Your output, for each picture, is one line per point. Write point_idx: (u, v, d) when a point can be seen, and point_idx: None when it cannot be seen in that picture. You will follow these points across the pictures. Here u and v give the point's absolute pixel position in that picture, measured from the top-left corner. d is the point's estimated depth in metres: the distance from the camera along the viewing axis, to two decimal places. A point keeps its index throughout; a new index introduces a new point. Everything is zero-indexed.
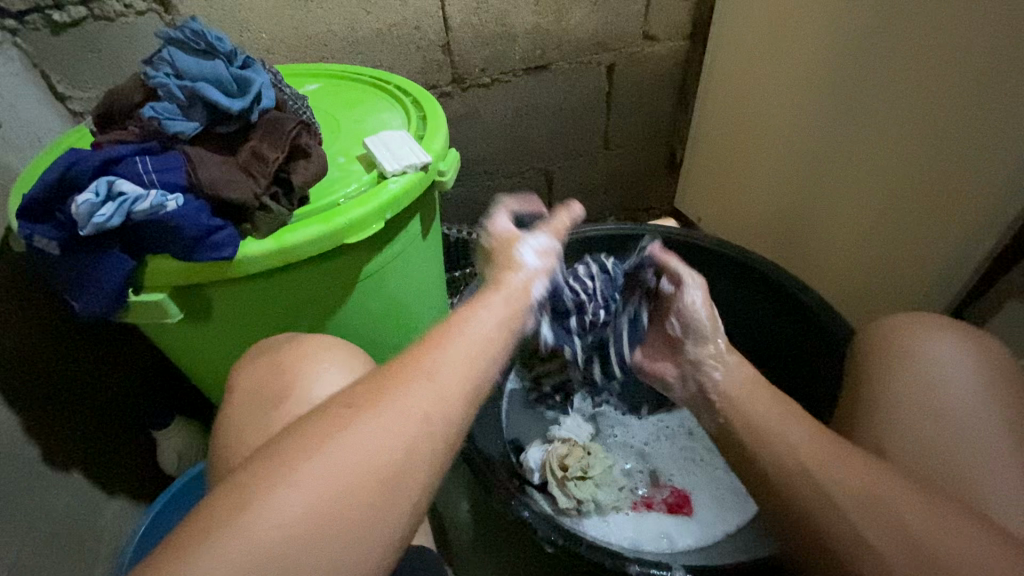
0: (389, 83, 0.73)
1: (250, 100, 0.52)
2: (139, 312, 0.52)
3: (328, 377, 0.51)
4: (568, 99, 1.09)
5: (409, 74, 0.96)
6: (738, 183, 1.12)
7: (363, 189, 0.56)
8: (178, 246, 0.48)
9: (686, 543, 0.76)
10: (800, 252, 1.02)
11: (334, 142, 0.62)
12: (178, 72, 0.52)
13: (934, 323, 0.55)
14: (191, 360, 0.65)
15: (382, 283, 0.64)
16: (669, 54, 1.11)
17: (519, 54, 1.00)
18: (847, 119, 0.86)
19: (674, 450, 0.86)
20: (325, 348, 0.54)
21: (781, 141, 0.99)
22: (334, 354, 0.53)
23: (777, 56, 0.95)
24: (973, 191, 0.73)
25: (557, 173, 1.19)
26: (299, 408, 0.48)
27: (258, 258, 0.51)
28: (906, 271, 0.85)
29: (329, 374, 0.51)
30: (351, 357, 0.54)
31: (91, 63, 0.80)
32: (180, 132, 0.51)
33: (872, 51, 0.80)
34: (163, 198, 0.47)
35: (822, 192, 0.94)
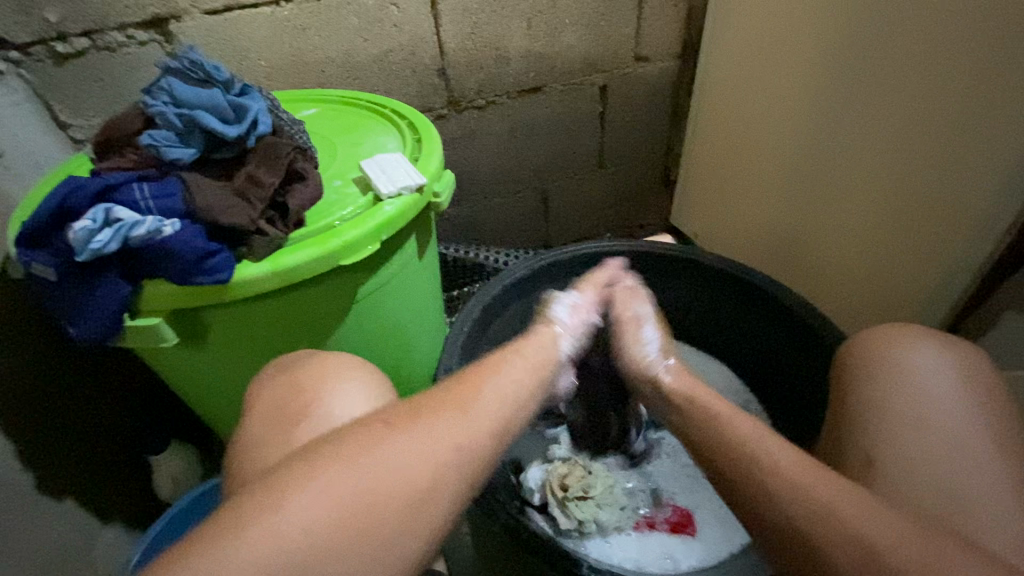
0: (385, 106, 0.74)
1: (246, 126, 0.53)
2: (135, 337, 0.52)
3: (334, 401, 0.51)
4: (562, 120, 1.11)
5: (405, 98, 0.98)
6: (732, 199, 1.13)
7: (358, 212, 0.57)
8: (174, 271, 0.49)
9: (690, 564, 0.75)
10: (796, 266, 1.03)
11: (330, 166, 0.63)
12: (175, 100, 0.53)
13: (924, 341, 0.56)
14: (188, 385, 0.65)
15: (378, 303, 0.64)
16: (660, 75, 1.13)
17: (513, 76, 1.02)
18: (837, 135, 0.88)
19: (676, 467, 0.86)
20: (329, 372, 0.54)
21: (773, 157, 1.01)
22: (339, 378, 0.53)
23: (767, 76, 0.97)
24: (964, 205, 0.74)
25: (553, 192, 1.20)
26: (302, 436, 0.48)
27: (254, 281, 0.51)
28: (901, 284, 0.86)
29: (333, 398, 0.51)
30: (356, 380, 0.53)
31: (93, 92, 0.81)
32: (178, 158, 0.52)
33: (859, 70, 0.81)
34: (159, 223, 0.48)
35: (815, 207, 0.95)
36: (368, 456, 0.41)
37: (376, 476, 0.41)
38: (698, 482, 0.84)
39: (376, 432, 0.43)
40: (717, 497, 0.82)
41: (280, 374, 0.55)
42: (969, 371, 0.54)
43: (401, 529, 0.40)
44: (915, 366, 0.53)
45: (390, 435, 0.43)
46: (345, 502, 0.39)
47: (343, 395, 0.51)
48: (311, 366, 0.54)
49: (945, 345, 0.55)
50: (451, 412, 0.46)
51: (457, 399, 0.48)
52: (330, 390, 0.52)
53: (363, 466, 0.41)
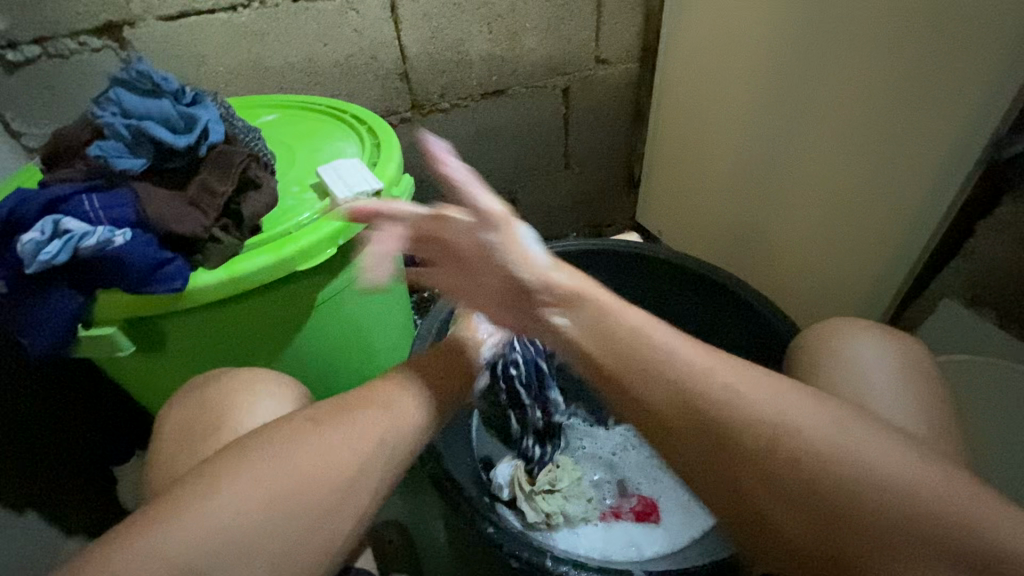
0: (345, 113, 0.75)
1: (197, 135, 0.54)
2: (90, 346, 0.52)
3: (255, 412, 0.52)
4: (526, 121, 1.12)
5: (367, 102, 0.99)
6: (692, 197, 1.16)
7: (314, 218, 0.58)
8: (127, 281, 0.49)
9: (654, 551, 0.77)
10: (753, 262, 1.06)
11: (288, 172, 0.64)
12: (124, 110, 0.54)
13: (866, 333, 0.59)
14: (147, 393, 0.65)
15: (339, 308, 0.65)
16: (622, 76, 1.15)
17: (476, 80, 1.04)
18: (785, 134, 0.91)
19: (640, 459, 0.88)
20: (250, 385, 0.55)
21: (728, 155, 1.04)
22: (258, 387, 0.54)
23: (721, 77, 1.01)
24: (902, 200, 0.79)
25: (519, 192, 1.22)
26: (224, 441, 0.48)
27: (209, 289, 0.52)
28: (848, 276, 0.90)
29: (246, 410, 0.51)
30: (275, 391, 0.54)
31: (45, 99, 0.80)
32: (129, 169, 0.52)
33: (804, 73, 0.85)
34: (111, 233, 0.48)
35: (768, 204, 0.99)
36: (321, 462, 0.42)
37: (318, 475, 0.41)
38: (661, 472, 0.87)
39: (315, 433, 0.43)
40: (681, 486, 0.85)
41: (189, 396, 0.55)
42: (904, 355, 0.56)
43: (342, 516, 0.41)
44: (854, 353, 0.56)
45: (339, 437, 0.43)
46: (287, 499, 0.40)
47: (260, 404, 0.52)
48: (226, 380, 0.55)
49: (881, 330, 0.58)
50: (406, 411, 0.47)
51: (402, 394, 0.49)
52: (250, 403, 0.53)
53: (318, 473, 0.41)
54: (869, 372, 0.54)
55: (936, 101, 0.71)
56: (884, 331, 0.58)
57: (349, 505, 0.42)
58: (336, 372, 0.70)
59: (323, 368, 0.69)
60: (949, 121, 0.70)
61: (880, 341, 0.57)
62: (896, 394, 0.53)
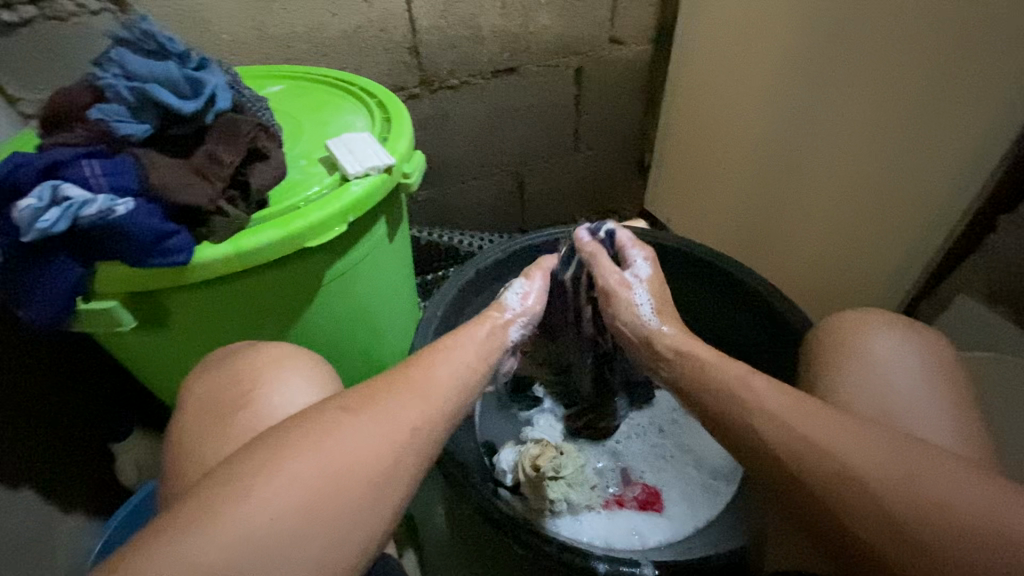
0: (354, 85, 0.72)
1: (203, 102, 0.51)
2: (89, 320, 0.50)
3: (279, 392, 0.50)
4: (537, 101, 1.09)
5: (375, 76, 0.95)
6: (704, 185, 1.14)
7: (325, 193, 0.55)
8: (129, 252, 0.47)
9: (656, 540, 0.77)
10: (764, 251, 1.04)
11: (295, 145, 0.62)
12: (127, 72, 0.51)
13: (892, 326, 0.57)
14: (149, 369, 0.63)
15: (346, 288, 0.63)
16: (636, 57, 1.12)
17: (487, 56, 1.00)
18: (804, 121, 0.89)
19: (645, 447, 0.87)
20: (267, 359, 0.53)
21: (743, 142, 1.02)
22: (278, 365, 0.52)
23: (739, 60, 0.97)
24: (920, 193, 0.76)
25: (528, 175, 1.19)
26: (234, 426, 0.47)
27: (215, 263, 0.50)
28: (859, 269, 0.88)
29: (267, 392, 0.50)
30: (296, 367, 0.53)
31: (41, 62, 0.77)
32: (130, 135, 0.50)
33: (826, 59, 0.82)
34: (112, 202, 0.46)
35: (782, 194, 0.97)
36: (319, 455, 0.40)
37: (320, 468, 0.39)
38: (666, 461, 0.86)
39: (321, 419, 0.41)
40: (686, 476, 0.84)
41: (208, 370, 0.54)
42: (928, 353, 0.54)
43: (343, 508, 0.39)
44: (877, 351, 0.54)
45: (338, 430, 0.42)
46: (287, 490, 0.38)
47: (279, 385, 0.51)
48: (241, 356, 0.54)
49: (902, 327, 0.57)
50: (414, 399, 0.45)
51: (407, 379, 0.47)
52: (273, 380, 0.51)
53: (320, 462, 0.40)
54: (890, 369, 0.53)
55: (964, 90, 0.68)
56: (905, 328, 0.56)
57: (354, 494, 0.40)
58: (341, 355, 0.69)
59: (329, 349, 0.67)
60: (979, 110, 0.67)
61: (903, 338, 0.55)
62: (921, 397, 0.51)
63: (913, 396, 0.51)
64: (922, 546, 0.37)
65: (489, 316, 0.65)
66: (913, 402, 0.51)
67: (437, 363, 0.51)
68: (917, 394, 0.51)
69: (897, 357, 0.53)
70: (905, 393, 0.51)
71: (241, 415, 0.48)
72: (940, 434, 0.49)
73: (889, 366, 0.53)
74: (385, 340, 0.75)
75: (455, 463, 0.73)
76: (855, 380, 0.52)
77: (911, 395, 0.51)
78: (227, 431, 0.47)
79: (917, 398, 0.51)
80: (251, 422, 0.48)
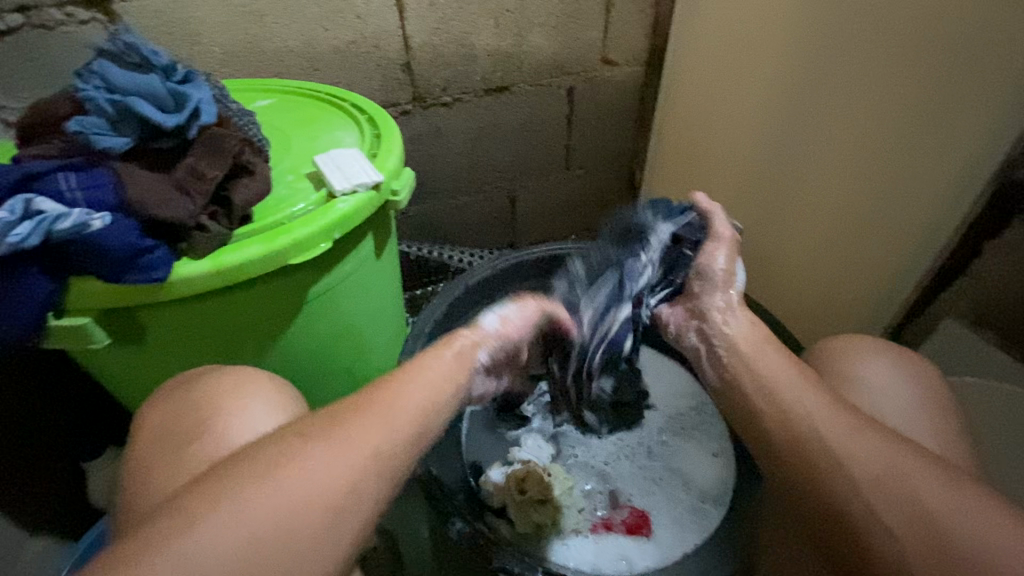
0: (344, 100, 0.72)
1: (186, 115, 0.51)
2: (60, 336, 0.49)
3: (256, 417, 0.49)
4: (529, 119, 1.10)
5: (368, 92, 0.95)
6: (693, 206, 1.15)
7: (310, 208, 0.54)
8: (104, 268, 0.46)
9: (645, 565, 0.75)
10: (752, 272, 1.05)
11: (282, 160, 0.61)
12: (109, 85, 0.50)
13: (883, 352, 0.56)
14: (122, 386, 0.61)
15: (330, 305, 0.62)
16: (628, 79, 1.13)
17: (480, 74, 1.01)
18: (792, 145, 0.90)
19: (634, 469, 0.86)
20: (246, 383, 0.52)
21: (731, 164, 1.03)
22: (255, 389, 0.51)
23: (728, 85, 0.99)
24: (905, 220, 0.77)
25: (519, 192, 1.19)
26: (208, 449, 0.46)
27: (194, 279, 0.48)
28: (847, 292, 0.88)
29: (244, 420, 0.49)
30: (268, 394, 0.51)
31: (27, 70, 0.76)
32: (109, 147, 0.49)
33: (813, 85, 0.84)
34: (87, 216, 0.45)
35: (770, 216, 0.97)
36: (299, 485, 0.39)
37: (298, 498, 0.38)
38: (655, 483, 0.84)
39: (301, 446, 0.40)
40: (675, 499, 0.82)
41: (182, 389, 0.52)
42: (918, 380, 0.54)
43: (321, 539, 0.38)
44: (867, 376, 0.54)
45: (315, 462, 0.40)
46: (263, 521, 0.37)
47: (255, 409, 0.49)
48: (218, 376, 0.52)
49: (892, 353, 0.56)
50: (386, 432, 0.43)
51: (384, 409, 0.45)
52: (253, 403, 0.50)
53: (297, 493, 0.39)
54: (879, 396, 0.52)
55: (948, 120, 0.69)
56: (894, 354, 0.56)
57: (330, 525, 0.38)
58: (325, 374, 0.67)
59: (312, 368, 0.66)
60: (962, 138, 0.68)
61: (894, 364, 0.55)
62: (912, 424, 0.50)
63: (906, 423, 0.50)
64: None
65: (456, 335, 0.58)
66: (905, 431, 0.50)
67: (421, 386, 0.50)
68: (907, 422, 0.50)
69: (888, 383, 0.53)
70: (896, 420, 0.50)
71: (214, 440, 0.47)
72: (934, 464, 0.48)
73: (878, 392, 0.52)
74: (372, 358, 0.73)
75: (439, 483, 0.72)
76: (852, 407, 0.52)
77: (902, 423, 0.50)
78: (200, 455, 0.46)
79: (908, 426, 0.50)
80: (223, 449, 0.46)
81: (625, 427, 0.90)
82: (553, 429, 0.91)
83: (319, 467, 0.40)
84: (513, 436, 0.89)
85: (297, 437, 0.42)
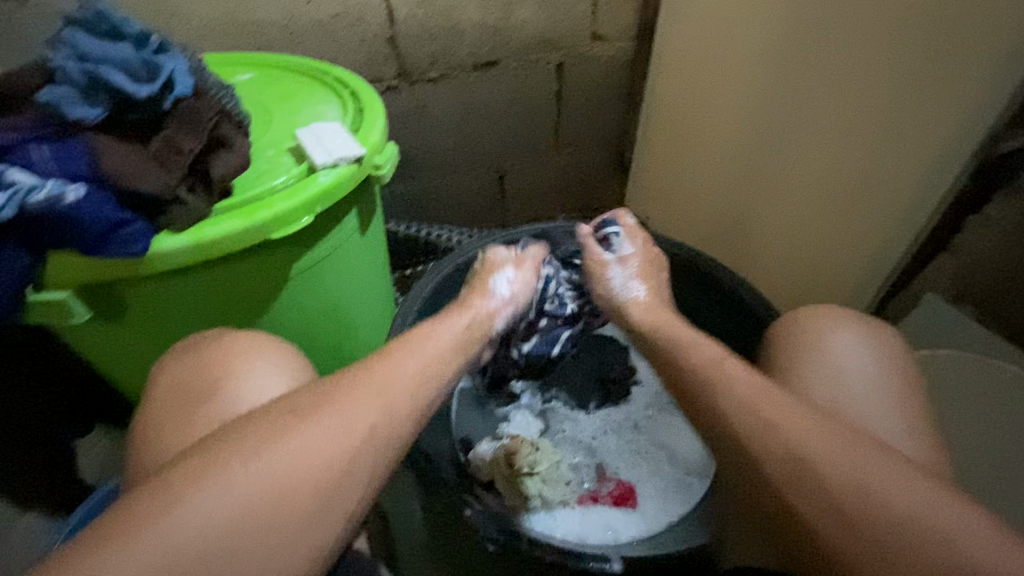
0: (326, 74, 0.70)
1: (160, 85, 0.50)
2: (39, 311, 0.49)
3: (245, 381, 0.49)
4: (517, 96, 1.08)
5: (352, 67, 0.93)
6: (681, 184, 1.15)
7: (292, 182, 0.54)
8: (81, 241, 0.45)
9: (629, 535, 0.77)
10: (739, 250, 1.05)
11: (263, 134, 0.60)
12: (79, 54, 0.49)
13: (862, 325, 0.57)
14: (109, 363, 0.61)
15: (315, 281, 0.62)
16: (617, 54, 1.11)
17: (467, 49, 0.99)
18: (779, 121, 0.89)
19: (620, 443, 0.87)
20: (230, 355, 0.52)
21: (719, 141, 1.03)
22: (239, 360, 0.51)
23: (717, 61, 0.98)
24: (889, 195, 0.77)
25: (508, 170, 1.18)
26: (190, 422, 0.46)
27: (175, 253, 0.48)
28: (831, 268, 0.89)
29: (230, 388, 0.49)
30: (256, 360, 0.51)
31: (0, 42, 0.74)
32: (82, 118, 0.48)
33: (801, 59, 0.83)
34: (61, 188, 0.44)
35: (757, 192, 0.97)
36: (278, 458, 0.39)
37: (278, 468, 0.39)
38: (641, 456, 0.86)
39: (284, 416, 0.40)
40: (659, 471, 0.84)
41: (168, 362, 0.52)
42: (895, 353, 0.55)
43: (302, 512, 0.38)
44: (847, 349, 0.54)
45: (296, 435, 0.40)
46: (242, 492, 0.37)
47: (239, 379, 0.49)
48: (202, 349, 0.52)
49: (871, 327, 0.57)
50: (366, 407, 0.43)
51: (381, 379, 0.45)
52: (242, 369, 0.50)
53: (277, 465, 0.39)
54: (855, 367, 0.53)
55: (932, 94, 0.69)
56: (873, 328, 0.57)
57: (311, 496, 0.39)
58: (312, 349, 0.68)
59: (298, 343, 0.66)
60: (945, 113, 0.68)
61: (872, 337, 0.56)
62: (887, 395, 0.51)
63: (881, 394, 0.51)
64: (882, 549, 0.37)
65: (474, 307, 0.64)
66: (882, 404, 0.51)
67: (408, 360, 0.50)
68: (883, 394, 0.51)
69: (865, 355, 0.54)
70: (872, 391, 0.51)
71: (201, 408, 0.47)
72: (907, 434, 0.49)
73: (856, 365, 0.53)
74: (360, 335, 0.74)
75: (428, 460, 0.72)
76: (828, 374, 0.53)
77: (877, 394, 0.51)
78: (182, 428, 0.46)
79: (884, 398, 0.51)
80: (211, 417, 0.47)
81: (612, 402, 0.92)
82: (541, 405, 0.92)
83: (300, 438, 0.40)
84: (502, 411, 0.90)
85: (279, 406, 0.42)
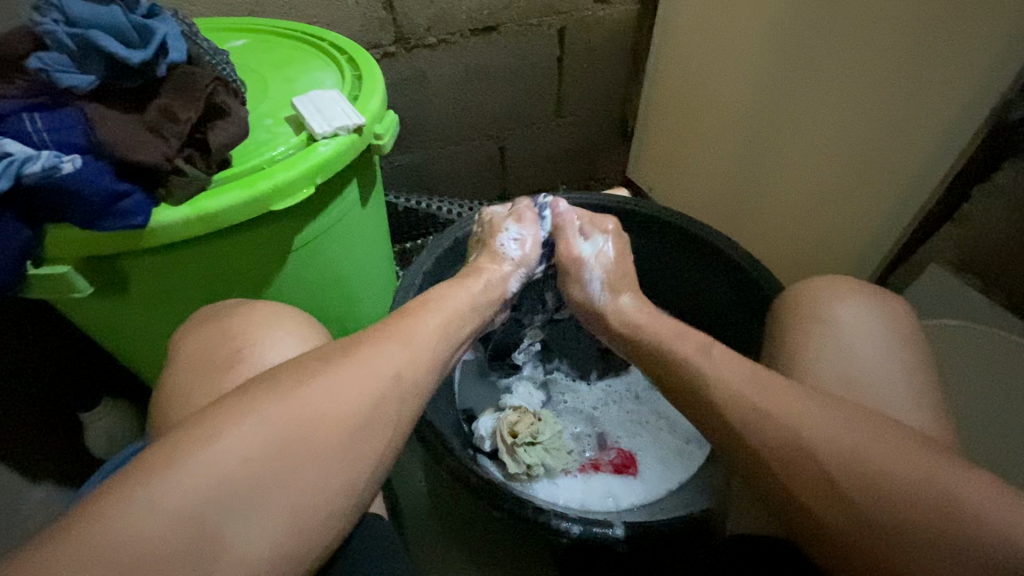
0: (323, 40, 0.68)
1: (153, 51, 0.48)
2: (41, 286, 0.48)
3: (260, 346, 0.49)
4: (518, 62, 1.06)
5: (347, 33, 0.91)
6: (685, 154, 1.13)
7: (292, 152, 0.53)
8: (79, 213, 0.45)
9: (630, 501, 0.79)
10: (742, 221, 1.04)
11: (260, 103, 0.58)
12: (68, 18, 0.47)
13: (869, 296, 0.57)
14: (113, 337, 0.61)
15: (316, 253, 0.61)
16: (621, 18, 1.08)
17: (466, 13, 0.96)
18: (785, 86, 0.87)
19: (621, 413, 0.88)
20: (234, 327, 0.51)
21: (724, 108, 1.00)
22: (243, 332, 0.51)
23: (723, 23, 0.95)
24: (896, 163, 0.76)
25: (509, 140, 1.16)
26: (195, 394, 0.46)
27: (175, 225, 0.48)
28: (836, 239, 0.88)
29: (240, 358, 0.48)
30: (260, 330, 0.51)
31: None
32: (74, 86, 0.46)
33: (810, 21, 0.80)
34: (57, 159, 0.43)
35: (762, 161, 0.96)
36: None
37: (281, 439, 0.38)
38: (642, 426, 0.87)
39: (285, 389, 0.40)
40: (660, 440, 0.85)
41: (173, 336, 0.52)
42: (900, 324, 0.55)
43: None
44: (851, 320, 0.55)
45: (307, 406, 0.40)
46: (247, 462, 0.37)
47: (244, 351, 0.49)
48: (206, 322, 0.52)
49: (877, 298, 0.57)
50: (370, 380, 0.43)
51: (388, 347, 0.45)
52: (255, 337, 0.50)
53: None
54: (862, 339, 0.53)
55: (944, 57, 0.67)
56: (879, 300, 0.57)
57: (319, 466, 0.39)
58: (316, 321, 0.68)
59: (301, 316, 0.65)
60: (958, 77, 0.66)
61: (878, 309, 0.56)
62: (891, 366, 0.52)
63: (885, 366, 0.52)
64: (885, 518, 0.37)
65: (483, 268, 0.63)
66: (886, 375, 0.51)
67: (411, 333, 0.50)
68: (886, 365, 0.51)
69: (871, 327, 0.54)
70: (877, 362, 0.52)
71: (207, 377, 0.47)
72: (909, 403, 0.49)
73: (862, 337, 0.53)
74: (362, 307, 0.73)
75: (434, 432, 0.73)
76: (835, 345, 0.53)
77: (881, 364, 0.51)
78: (187, 401, 0.46)
79: (888, 369, 0.51)
80: (217, 386, 0.46)
81: (612, 373, 0.93)
82: (543, 376, 0.93)
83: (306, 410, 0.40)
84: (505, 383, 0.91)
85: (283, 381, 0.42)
